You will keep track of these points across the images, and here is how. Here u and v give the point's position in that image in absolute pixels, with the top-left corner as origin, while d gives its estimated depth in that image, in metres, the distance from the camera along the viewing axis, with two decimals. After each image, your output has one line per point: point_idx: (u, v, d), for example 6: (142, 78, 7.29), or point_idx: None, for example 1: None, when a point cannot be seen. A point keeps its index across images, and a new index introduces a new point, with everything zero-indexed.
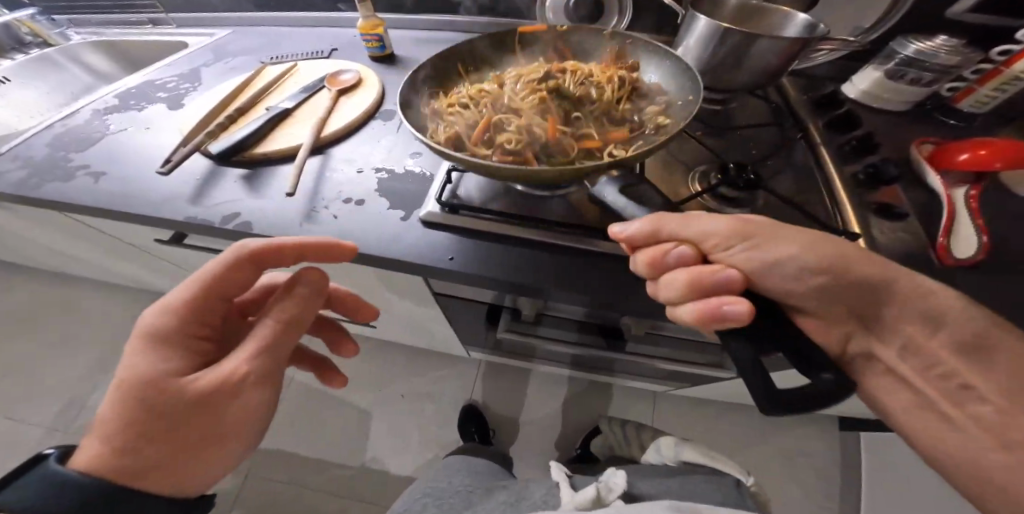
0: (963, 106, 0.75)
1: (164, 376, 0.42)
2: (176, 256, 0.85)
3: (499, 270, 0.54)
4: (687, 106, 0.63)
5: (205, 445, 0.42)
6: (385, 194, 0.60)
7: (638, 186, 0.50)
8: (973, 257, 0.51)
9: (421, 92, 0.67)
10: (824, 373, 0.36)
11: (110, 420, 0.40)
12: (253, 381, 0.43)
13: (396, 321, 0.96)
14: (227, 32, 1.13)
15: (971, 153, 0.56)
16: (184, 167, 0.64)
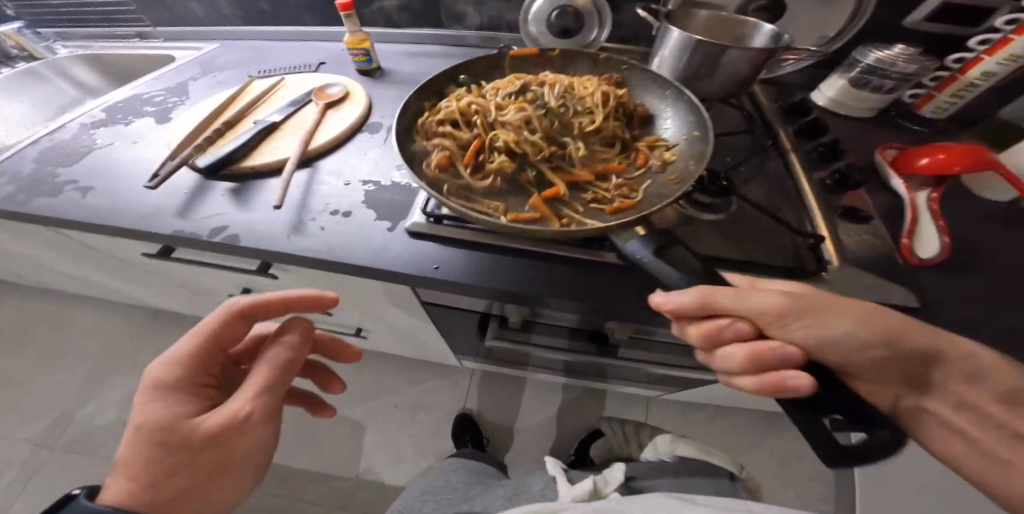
0: (925, 112, 0.80)
1: (177, 419, 0.43)
2: (166, 271, 0.85)
3: (486, 278, 0.55)
4: (694, 143, 0.65)
5: (218, 479, 0.44)
6: (372, 204, 0.61)
7: (672, 247, 0.47)
8: (935, 258, 0.53)
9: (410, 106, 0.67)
10: (881, 430, 0.37)
11: (133, 461, 0.42)
12: (258, 420, 0.44)
13: (388, 331, 0.96)
14: (214, 45, 1.15)
15: (930, 157, 0.59)
16: (171, 180, 0.64)
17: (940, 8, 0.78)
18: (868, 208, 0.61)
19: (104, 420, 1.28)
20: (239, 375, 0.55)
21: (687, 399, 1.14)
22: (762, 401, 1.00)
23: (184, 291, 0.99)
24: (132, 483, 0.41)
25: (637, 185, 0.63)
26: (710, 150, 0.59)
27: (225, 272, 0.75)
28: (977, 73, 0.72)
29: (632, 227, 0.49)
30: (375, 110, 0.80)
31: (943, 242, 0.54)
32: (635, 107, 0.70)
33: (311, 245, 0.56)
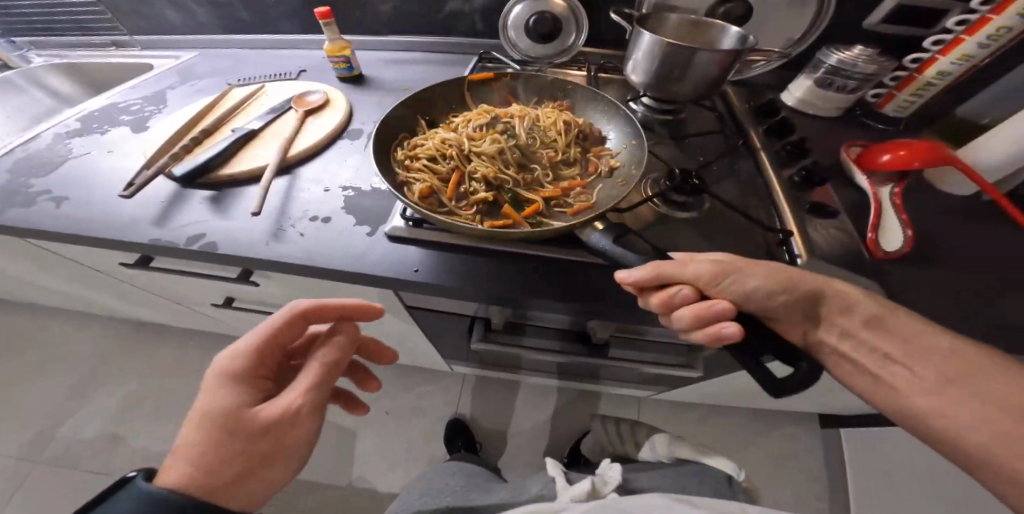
0: (888, 111, 0.89)
1: (241, 407, 0.45)
2: (146, 281, 0.83)
3: (467, 280, 0.55)
4: (632, 151, 0.65)
5: (269, 468, 0.44)
6: (351, 210, 0.61)
7: (627, 235, 0.51)
8: (899, 250, 0.55)
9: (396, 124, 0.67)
10: (801, 363, 0.41)
11: (199, 444, 0.42)
12: (307, 413, 0.46)
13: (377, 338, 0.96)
14: (193, 54, 1.14)
15: (892, 154, 0.62)
16: (147, 190, 0.64)
17: (894, 9, 0.83)
18: (833, 204, 0.63)
19: (86, 435, 1.25)
20: (289, 372, 0.56)
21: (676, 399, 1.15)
22: (748, 397, 1.02)
23: (167, 303, 0.98)
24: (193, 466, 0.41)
25: (595, 195, 0.63)
26: (647, 152, 0.60)
27: (206, 281, 0.74)
28: (933, 73, 0.80)
29: (591, 223, 0.52)
30: (356, 116, 0.80)
31: (906, 235, 0.55)
32: (591, 128, 0.70)
33: (289, 252, 0.56)
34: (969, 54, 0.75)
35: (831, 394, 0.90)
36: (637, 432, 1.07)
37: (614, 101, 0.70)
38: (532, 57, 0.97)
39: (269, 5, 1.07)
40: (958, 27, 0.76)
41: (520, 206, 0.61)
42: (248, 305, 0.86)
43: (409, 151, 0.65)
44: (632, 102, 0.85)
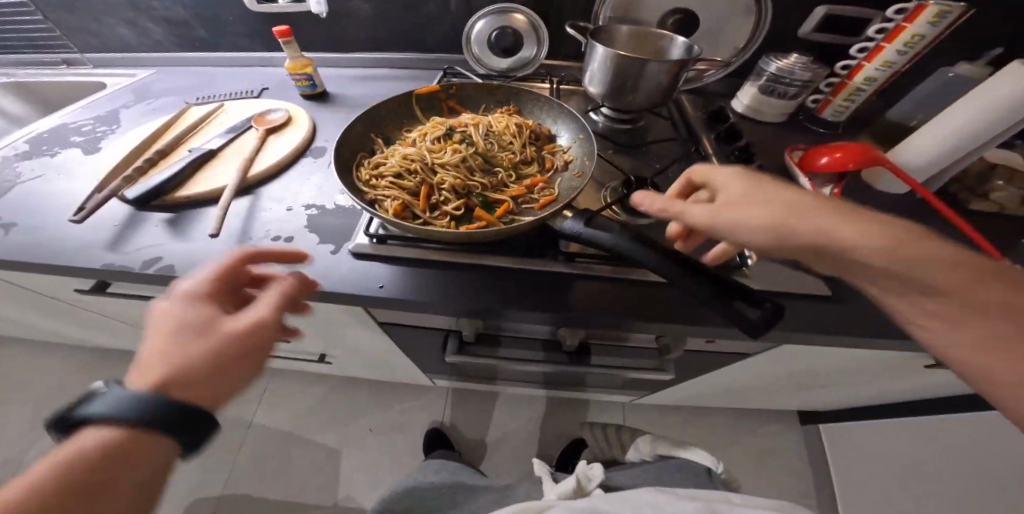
0: (826, 115, 0.96)
1: (207, 320, 0.42)
2: (105, 307, 0.80)
3: (436, 293, 0.56)
4: (582, 144, 0.65)
5: (247, 373, 0.41)
6: (314, 228, 0.61)
7: (596, 218, 0.52)
8: None
9: (360, 138, 0.63)
10: (766, 303, 0.44)
11: (169, 353, 0.39)
12: (277, 327, 0.44)
13: (356, 356, 0.95)
14: (150, 72, 1.11)
15: (828, 157, 0.66)
16: (99, 213, 0.62)
17: (824, 20, 0.91)
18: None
19: None
20: None
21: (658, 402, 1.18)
22: (724, 396, 1.05)
23: (130, 329, 0.94)
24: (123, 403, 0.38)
25: (557, 188, 0.62)
26: (598, 144, 0.60)
27: None
28: (861, 79, 0.89)
29: (560, 213, 0.53)
30: (320, 133, 0.80)
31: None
32: (541, 127, 0.69)
33: None
34: (890, 60, 0.84)
35: (802, 388, 0.95)
36: (624, 436, 1.08)
37: (560, 101, 0.68)
38: (496, 71, 0.99)
39: (230, 23, 1.06)
40: (878, 37, 0.85)
41: (492, 209, 0.59)
42: None
43: (371, 170, 0.61)
44: (593, 113, 0.87)
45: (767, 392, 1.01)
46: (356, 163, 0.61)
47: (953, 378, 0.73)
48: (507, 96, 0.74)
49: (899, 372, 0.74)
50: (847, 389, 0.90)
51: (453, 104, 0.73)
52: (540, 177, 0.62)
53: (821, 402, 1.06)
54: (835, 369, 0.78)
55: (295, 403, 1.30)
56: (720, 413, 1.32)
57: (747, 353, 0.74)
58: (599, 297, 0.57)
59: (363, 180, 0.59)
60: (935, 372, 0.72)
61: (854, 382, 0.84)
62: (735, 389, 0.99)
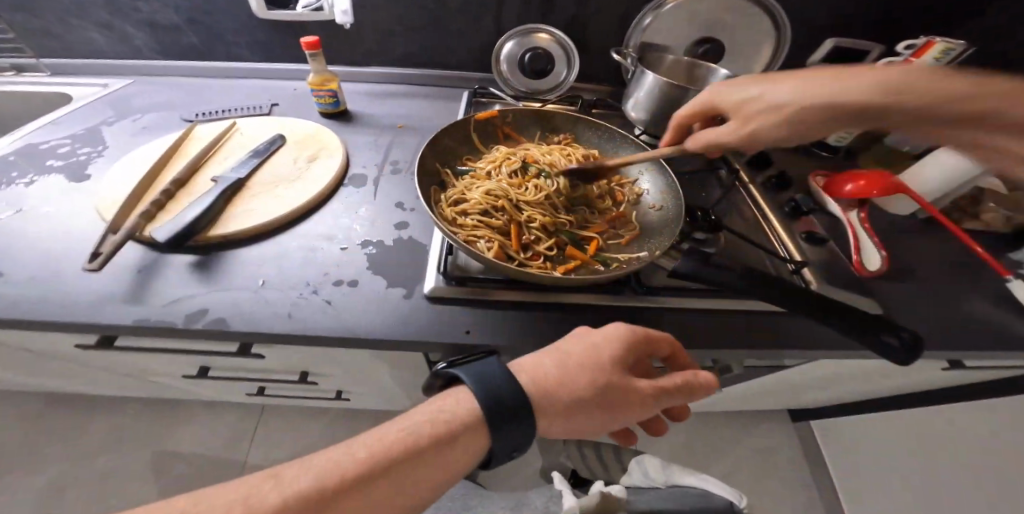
0: (830, 139, 0.98)
1: (621, 370, 0.44)
2: (89, 361, 0.67)
3: (522, 334, 0.52)
4: (655, 176, 0.64)
5: (583, 414, 0.43)
6: (378, 269, 0.55)
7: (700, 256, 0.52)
8: (880, 269, 0.68)
9: (427, 170, 0.58)
10: (895, 337, 0.48)
11: (573, 366, 0.43)
12: (643, 407, 0.44)
13: (375, 396, 0.86)
14: (126, 82, 0.99)
15: (853, 185, 0.78)
16: (116, 259, 0.52)
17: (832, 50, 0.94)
18: (820, 230, 0.73)
19: None
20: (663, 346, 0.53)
21: None
22: (738, 402, 1.06)
23: (114, 380, 0.80)
24: (454, 481, 0.40)
25: (638, 221, 0.60)
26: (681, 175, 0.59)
27: (181, 357, 0.61)
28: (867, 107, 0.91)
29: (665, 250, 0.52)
30: (354, 159, 0.73)
31: (882, 254, 0.70)
32: (604, 156, 0.67)
33: (315, 324, 0.48)
34: None
35: (817, 392, 0.97)
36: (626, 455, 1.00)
37: (624, 130, 0.66)
38: (524, 92, 0.96)
39: (227, 30, 0.97)
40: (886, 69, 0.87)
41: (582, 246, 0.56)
42: (226, 375, 0.73)
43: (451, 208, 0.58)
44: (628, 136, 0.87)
45: (786, 399, 1.03)
46: (432, 200, 0.57)
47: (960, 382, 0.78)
48: (561, 123, 0.71)
49: (913, 374, 0.79)
50: (858, 390, 0.93)
51: (508, 127, 0.70)
52: (618, 211, 0.60)
53: (820, 403, 1.10)
54: (858, 373, 0.80)
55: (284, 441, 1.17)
56: (725, 420, 1.33)
57: (782, 364, 0.76)
58: (687, 333, 0.54)
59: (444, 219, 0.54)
60: (950, 375, 0.77)
61: (869, 383, 0.86)
62: (752, 397, 1.01)
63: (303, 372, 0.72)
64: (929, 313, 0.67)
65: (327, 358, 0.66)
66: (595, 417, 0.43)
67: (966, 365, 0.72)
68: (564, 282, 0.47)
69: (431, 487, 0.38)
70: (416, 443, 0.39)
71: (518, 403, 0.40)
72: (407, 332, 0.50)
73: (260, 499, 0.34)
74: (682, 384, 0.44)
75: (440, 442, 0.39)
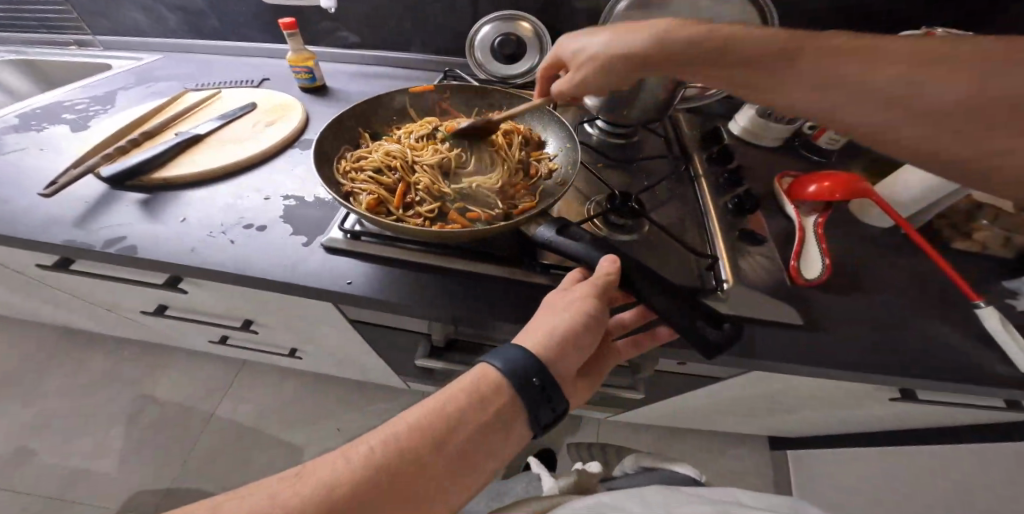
0: (822, 143, 0.91)
1: (559, 304, 0.47)
2: (75, 288, 0.77)
3: (402, 294, 0.55)
4: (567, 153, 0.66)
5: (558, 357, 0.43)
6: (289, 220, 0.60)
7: (571, 226, 0.54)
8: (818, 278, 0.66)
9: (341, 135, 0.66)
10: (724, 323, 0.51)
11: (530, 331, 0.46)
12: (591, 315, 0.45)
13: (325, 352, 0.94)
14: (157, 56, 1.12)
15: (817, 186, 0.73)
16: (72, 189, 0.60)
17: None
18: (764, 231, 0.73)
19: (10, 444, 1.17)
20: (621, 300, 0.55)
21: (630, 418, 1.14)
22: (695, 415, 1.03)
23: (107, 313, 0.91)
24: (489, 468, 0.40)
25: (539, 194, 0.63)
26: (582, 150, 0.61)
27: (133, 288, 0.70)
28: None
29: (537, 219, 0.55)
30: (311, 126, 0.80)
31: (824, 263, 0.68)
32: (532, 133, 0.71)
33: (216, 258, 0.54)
34: None
35: (773, 412, 0.92)
36: (609, 455, 0.92)
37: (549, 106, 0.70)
38: (497, 77, 0.98)
39: (240, 12, 1.08)
40: None
41: (468, 213, 0.61)
42: (186, 315, 0.82)
43: (352, 164, 0.64)
44: (588, 124, 0.90)
45: (741, 415, 0.98)
46: (339, 155, 0.65)
47: (910, 414, 0.72)
48: (501, 101, 0.75)
49: (861, 401, 0.73)
50: (816, 415, 0.88)
51: (446, 104, 0.76)
52: (522, 184, 0.64)
53: (788, 427, 1.04)
54: (802, 391, 0.76)
55: (267, 396, 1.28)
56: (696, 433, 1.29)
57: (718, 377, 0.78)
58: None
59: (343, 175, 0.62)
60: (902, 406, 0.71)
61: (821, 405, 0.81)
62: (704, 410, 0.99)
63: (249, 319, 0.80)
64: (859, 331, 0.63)
65: (264, 308, 0.74)
66: (569, 354, 0.44)
67: (919, 396, 0.66)
68: (423, 233, 0.52)
69: (468, 484, 0.39)
70: (430, 455, 0.38)
71: (538, 367, 0.42)
72: (295, 276, 0.54)
73: (309, 481, 0.35)
74: (605, 277, 0.46)
75: (446, 445, 0.39)
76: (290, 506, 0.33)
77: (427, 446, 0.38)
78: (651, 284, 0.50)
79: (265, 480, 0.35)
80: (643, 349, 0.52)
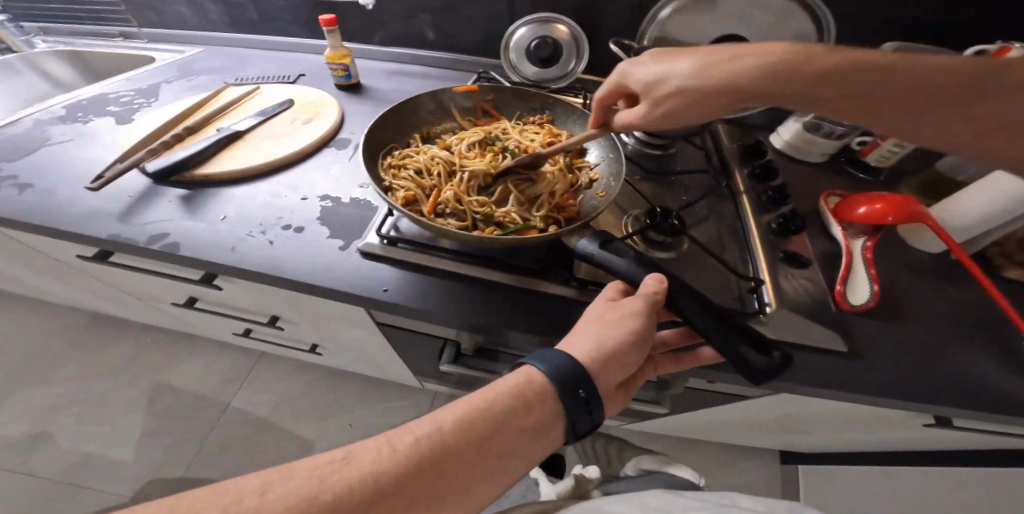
0: (870, 160, 0.87)
1: (606, 316, 0.45)
2: (112, 278, 0.79)
3: (435, 302, 0.54)
4: (610, 163, 0.64)
5: (603, 370, 0.42)
6: (326, 222, 0.60)
7: (613, 242, 0.52)
8: (864, 304, 0.63)
9: (383, 135, 0.66)
10: (775, 351, 0.48)
11: (576, 339, 0.44)
12: (639, 331, 0.44)
13: (346, 350, 0.95)
14: (198, 49, 1.14)
15: (867, 208, 0.70)
16: (117, 183, 0.61)
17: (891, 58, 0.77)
18: (808, 253, 0.70)
19: (47, 421, 1.22)
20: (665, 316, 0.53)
21: (644, 429, 1.12)
22: (712, 430, 1.01)
23: (140, 302, 0.94)
24: (521, 470, 0.40)
25: (580, 206, 0.62)
26: (627, 164, 0.59)
27: (167, 281, 0.71)
28: None
29: (578, 231, 0.54)
30: (347, 124, 0.80)
31: (872, 290, 0.65)
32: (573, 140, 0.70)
33: (254, 258, 0.55)
34: None
35: (789, 431, 0.90)
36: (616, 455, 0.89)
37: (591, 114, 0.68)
38: (531, 80, 0.96)
39: (280, 8, 1.08)
40: None
41: (508, 223, 0.60)
42: (215, 308, 0.83)
43: (398, 161, 0.65)
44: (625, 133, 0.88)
45: (757, 432, 0.96)
46: (386, 152, 0.66)
47: (943, 444, 0.69)
48: (542, 105, 0.74)
49: (890, 426, 0.71)
50: (839, 438, 0.85)
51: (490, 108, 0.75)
52: (563, 195, 0.62)
53: (806, 448, 1.02)
54: (830, 415, 0.73)
55: (286, 386, 1.31)
56: (708, 445, 1.27)
57: (745, 395, 0.75)
58: None
59: (389, 174, 0.63)
60: (936, 437, 0.68)
61: (845, 428, 0.78)
62: (722, 426, 0.97)
63: (276, 315, 0.81)
64: (902, 359, 0.61)
65: (292, 306, 0.74)
66: (613, 368, 0.42)
67: (954, 423, 0.62)
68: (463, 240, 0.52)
69: (501, 483, 0.38)
70: (471, 451, 0.37)
71: (583, 379, 0.40)
72: (330, 279, 0.54)
73: (352, 469, 0.34)
74: (652, 295, 0.44)
75: (487, 444, 0.38)
76: (333, 494, 0.32)
77: (469, 442, 0.37)
78: (695, 304, 0.49)
79: (306, 461, 0.34)
80: (682, 367, 0.51)
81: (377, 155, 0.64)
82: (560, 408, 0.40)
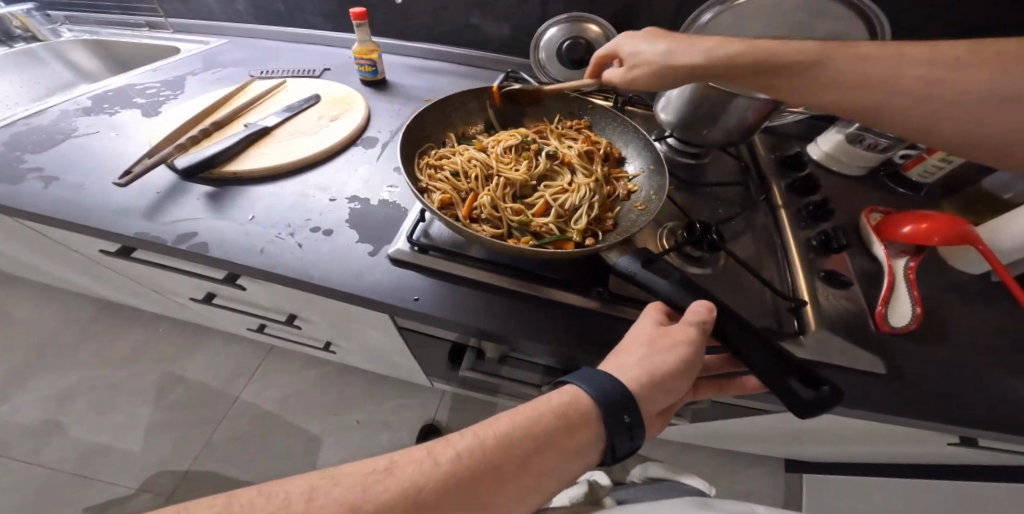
0: (913, 175, 0.83)
1: (652, 339, 0.42)
2: (132, 272, 0.78)
3: (465, 312, 0.52)
4: (650, 175, 0.62)
5: (648, 395, 0.40)
6: (354, 224, 0.58)
7: (656, 260, 0.49)
8: (905, 326, 0.59)
9: (419, 134, 0.64)
10: (823, 386, 0.44)
11: (621, 359, 0.42)
12: (685, 358, 0.41)
13: (362, 349, 0.93)
14: (223, 41, 1.13)
15: (912, 227, 0.66)
16: (145, 178, 0.60)
17: None
18: (848, 272, 0.67)
19: (63, 408, 1.23)
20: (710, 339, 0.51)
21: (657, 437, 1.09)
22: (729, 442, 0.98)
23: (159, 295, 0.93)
24: (559, 492, 0.38)
25: (618, 219, 0.60)
26: (670, 178, 0.57)
27: (188, 278, 0.70)
28: None
29: (618, 246, 0.51)
30: (373, 122, 0.78)
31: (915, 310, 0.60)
32: (611, 148, 0.67)
33: (282, 261, 0.53)
34: None
35: (801, 443, 0.87)
36: None
37: (629, 122, 0.66)
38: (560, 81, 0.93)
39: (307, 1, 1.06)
40: None
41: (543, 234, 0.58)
42: (234, 304, 0.82)
43: (434, 161, 0.64)
44: (659, 140, 0.86)
45: (777, 446, 0.93)
46: (422, 151, 0.64)
47: (981, 473, 0.66)
48: (578, 108, 0.71)
49: (922, 448, 0.67)
50: (865, 458, 0.82)
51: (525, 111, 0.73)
52: (601, 207, 0.60)
53: (825, 464, 0.98)
54: (861, 436, 0.70)
55: (298, 381, 1.31)
56: (720, 456, 1.24)
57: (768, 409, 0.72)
58: None
59: (425, 174, 0.61)
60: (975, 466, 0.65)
61: (868, 448, 0.75)
62: (742, 439, 0.94)
63: (293, 314, 0.79)
64: (948, 385, 0.58)
65: (312, 306, 0.73)
66: (657, 394, 0.40)
67: (979, 444, 0.59)
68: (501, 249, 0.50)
69: (538, 504, 0.36)
70: (513, 472, 0.35)
71: (630, 404, 0.38)
72: (359, 285, 0.52)
73: (396, 481, 0.32)
74: (698, 322, 0.42)
75: (529, 465, 0.36)
76: (377, 505, 0.31)
77: (513, 461, 0.35)
78: (741, 329, 0.46)
79: (349, 467, 0.33)
80: (726, 394, 0.49)
81: (413, 155, 0.62)
82: (602, 432, 0.38)
